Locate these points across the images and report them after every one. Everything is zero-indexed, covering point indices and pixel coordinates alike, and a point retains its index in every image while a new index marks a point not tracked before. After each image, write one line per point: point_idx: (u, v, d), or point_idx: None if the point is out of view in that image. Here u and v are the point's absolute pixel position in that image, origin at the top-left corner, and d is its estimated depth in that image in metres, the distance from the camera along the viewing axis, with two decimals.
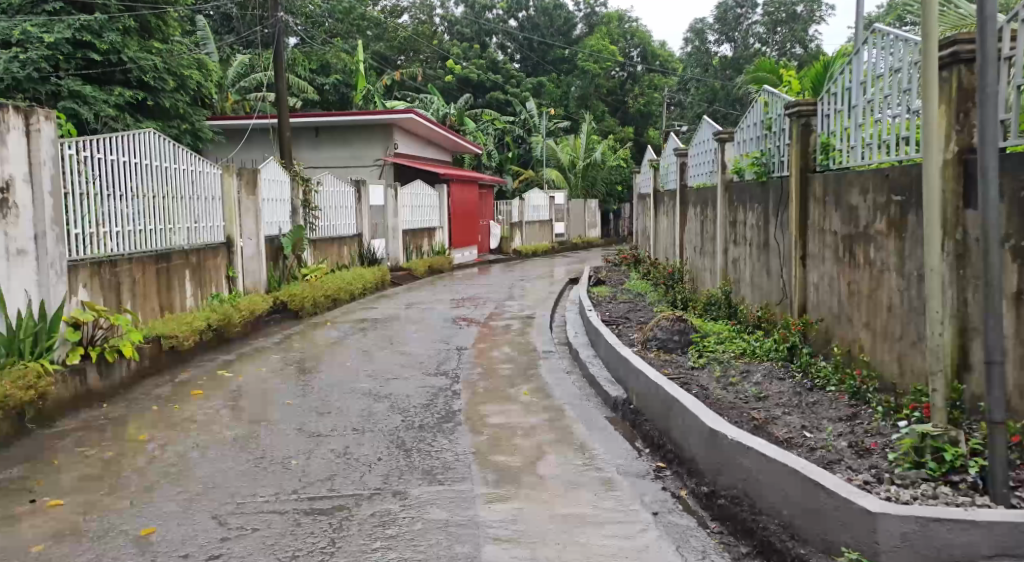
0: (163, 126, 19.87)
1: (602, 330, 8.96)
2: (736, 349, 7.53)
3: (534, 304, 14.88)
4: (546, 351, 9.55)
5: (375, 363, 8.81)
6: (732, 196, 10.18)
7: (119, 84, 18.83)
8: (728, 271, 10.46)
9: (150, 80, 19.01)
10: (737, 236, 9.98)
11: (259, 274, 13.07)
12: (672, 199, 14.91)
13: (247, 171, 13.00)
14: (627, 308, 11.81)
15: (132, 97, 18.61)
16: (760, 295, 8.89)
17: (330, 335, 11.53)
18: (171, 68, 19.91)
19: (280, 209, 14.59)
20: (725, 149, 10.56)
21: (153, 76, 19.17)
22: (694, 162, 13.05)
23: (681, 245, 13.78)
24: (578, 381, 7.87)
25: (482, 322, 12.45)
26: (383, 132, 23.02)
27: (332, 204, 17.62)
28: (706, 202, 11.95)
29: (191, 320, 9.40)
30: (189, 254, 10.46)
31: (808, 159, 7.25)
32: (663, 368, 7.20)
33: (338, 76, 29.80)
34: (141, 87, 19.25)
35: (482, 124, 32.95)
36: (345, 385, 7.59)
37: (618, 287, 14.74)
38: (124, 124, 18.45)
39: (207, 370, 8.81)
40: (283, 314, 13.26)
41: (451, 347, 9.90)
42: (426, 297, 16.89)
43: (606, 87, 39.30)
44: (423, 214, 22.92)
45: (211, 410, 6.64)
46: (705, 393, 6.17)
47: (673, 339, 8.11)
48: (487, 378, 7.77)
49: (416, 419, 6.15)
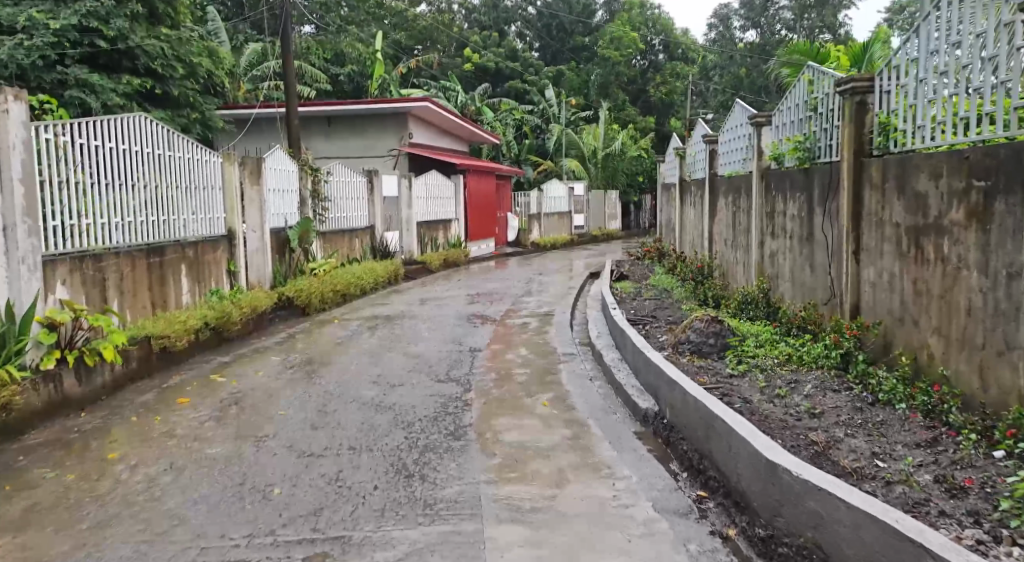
0: (173, 115, 19.25)
1: (628, 331, 8.22)
2: (780, 355, 6.79)
3: (553, 300, 14.15)
4: (567, 354, 8.81)
5: (381, 367, 8.11)
6: (769, 185, 9.40)
7: (127, 72, 18.18)
8: (765, 266, 9.69)
9: (158, 67, 18.34)
10: (775, 228, 9.21)
11: (264, 268, 12.45)
12: (700, 189, 14.15)
13: (252, 158, 12.22)
14: (653, 307, 11.04)
15: (140, 86, 17.96)
16: (804, 291, 8.13)
17: (337, 333, 10.85)
18: (181, 55, 19.16)
19: (287, 200, 13.90)
20: (760, 134, 9.78)
21: (162, 63, 18.50)
22: (726, 149, 12.27)
23: (709, 238, 13.01)
24: (603, 389, 7.14)
25: (499, 320, 11.73)
26: (398, 121, 22.33)
27: (343, 195, 16.93)
28: (738, 192, 11.17)
29: (186, 319, 8.74)
30: (186, 247, 9.77)
31: (863, 142, 6.49)
32: (699, 378, 6.46)
33: (353, 66, 29.09)
34: (150, 75, 18.61)
35: (500, 113, 32.19)
36: (346, 392, 6.90)
37: (642, 283, 13.99)
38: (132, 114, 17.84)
39: (202, 372, 8.12)
40: (289, 311, 12.58)
41: (464, 348, 9.19)
42: (440, 292, 16.20)
43: (627, 76, 38.44)
44: (439, 206, 22.21)
45: (196, 422, 5.88)
46: (749, 408, 5.44)
47: (707, 343, 7.36)
48: (502, 384, 7.05)
49: (422, 436, 5.46)
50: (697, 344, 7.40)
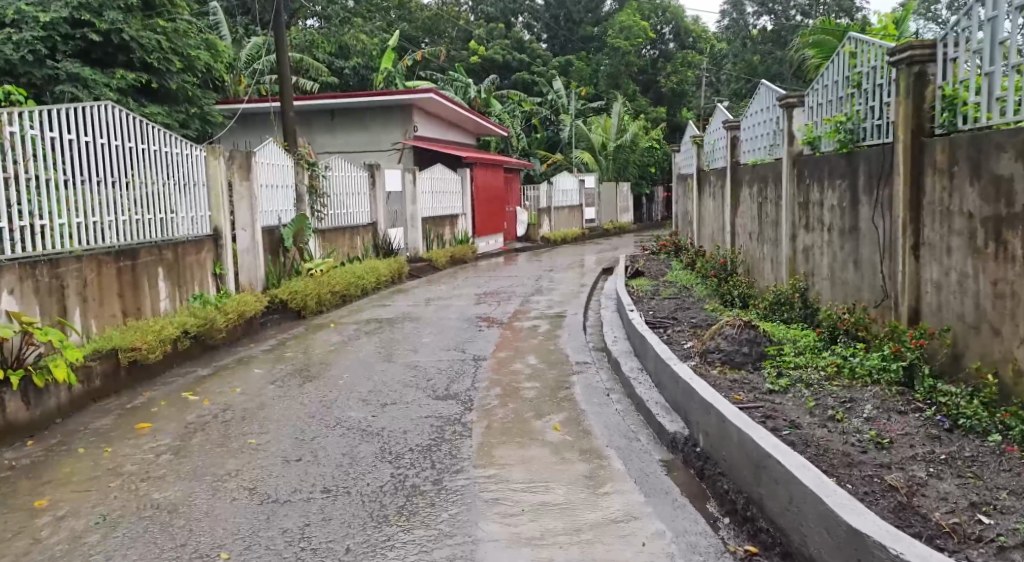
0: (170, 111, 18.44)
1: (650, 338, 7.35)
2: (829, 367, 5.94)
3: (564, 299, 13.29)
4: (581, 363, 7.96)
5: (376, 378, 7.28)
6: (804, 172, 8.52)
7: (122, 66, 17.24)
8: (798, 262, 8.81)
9: (154, 61, 17.43)
10: (810, 220, 8.32)
11: (255, 267, 11.62)
12: (720, 179, 13.22)
13: (241, 152, 11.33)
14: (673, 307, 10.16)
15: (135, 81, 17.03)
16: (850, 291, 7.28)
17: (331, 339, 10.02)
18: (179, 48, 18.33)
19: (280, 195, 13.04)
20: (792, 116, 8.90)
21: (158, 57, 17.61)
22: (748, 135, 11.44)
23: (733, 230, 12.10)
24: (623, 407, 6.27)
25: (506, 323, 10.89)
26: (401, 113, 21.47)
27: (343, 190, 16.09)
28: (765, 180, 10.29)
29: (162, 328, 7.91)
30: (163, 250, 8.85)
31: (922, 119, 5.65)
32: (736, 396, 5.61)
33: (358, 59, 28.26)
34: (146, 69, 17.69)
35: (509, 106, 31.27)
36: (331, 412, 6.07)
37: (660, 280, 13.12)
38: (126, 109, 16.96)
39: (176, 385, 7.27)
40: (283, 314, 11.76)
41: (469, 356, 8.35)
42: (445, 291, 15.37)
43: (637, 65, 37.42)
44: (445, 200, 21.37)
45: (152, 455, 5.08)
46: (799, 436, 4.59)
47: (740, 352, 6.52)
48: (508, 402, 6.20)
49: (411, 472, 4.63)
50: (729, 352, 6.54)
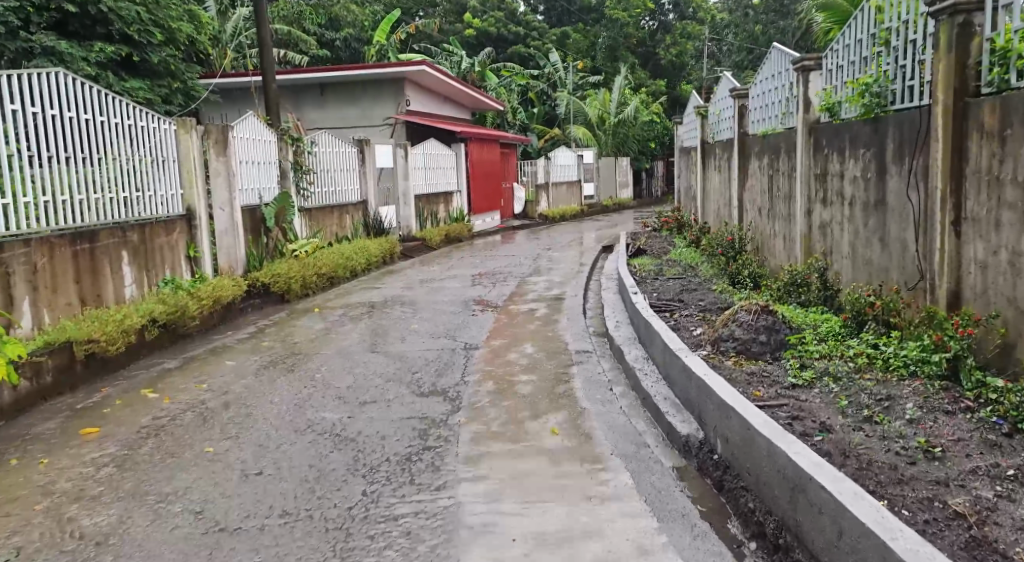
0: (152, 85, 17.71)
1: (656, 324, 6.70)
2: (859, 359, 5.33)
3: (563, 280, 12.65)
4: (581, 351, 7.32)
5: (359, 370, 6.66)
6: (823, 142, 7.88)
7: (100, 39, 16.62)
8: (816, 240, 8.18)
9: (134, 32, 16.77)
10: (830, 192, 7.71)
11: (235, 249, 10.97)
12: (727, 152, 12.59)
13: (218, 126, 10.64)
14: (679, 288, 9.53)
15: (114, 54, 16.40)
16: (877, 271, 6.66)
17: (314, 325, 9.39)
18: (159, 19, 17.56)
19: (261, 172, 12.36)
20: (810, 80, 8.27)
21: (137, 28, 16.93)
22: (756, 105, 10.98)
23: (740, 205, 11.48)
24: (629, 403, 5.66)
25: (502, 306, 10.25)
26: (393, 87, 20.73)
27: (330, 166, 15.41)
28: (779, 152, 9.64)
29: (125, 318, 7.26)
30: (127, 232, 8.20)
31: (966, 78, 5.12)
32: (755, 393, 4.99)
33: (349, 31, 27.47)
34: (126, 41, 17.05)
35: (504, 80, 30.50)
36: (303, 412, 5.43)
37: (662, 258, 12.50)
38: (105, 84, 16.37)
39: (140, 380, 6.62)
40: (265, 299, 11.13)
41: (461, 344, 7.73)
42: (439, 272, 14.71)
43: (636, 37, 36.59)
44: (439, 177, 20.70)
45: (94, 465, 4.46)
46: (835, 443, 3.98)
47: (756, 341, 5.89)
48: (502, 400, 5.57)
49: (387, 490, 4.01)
50: (745, 341, 5.92)
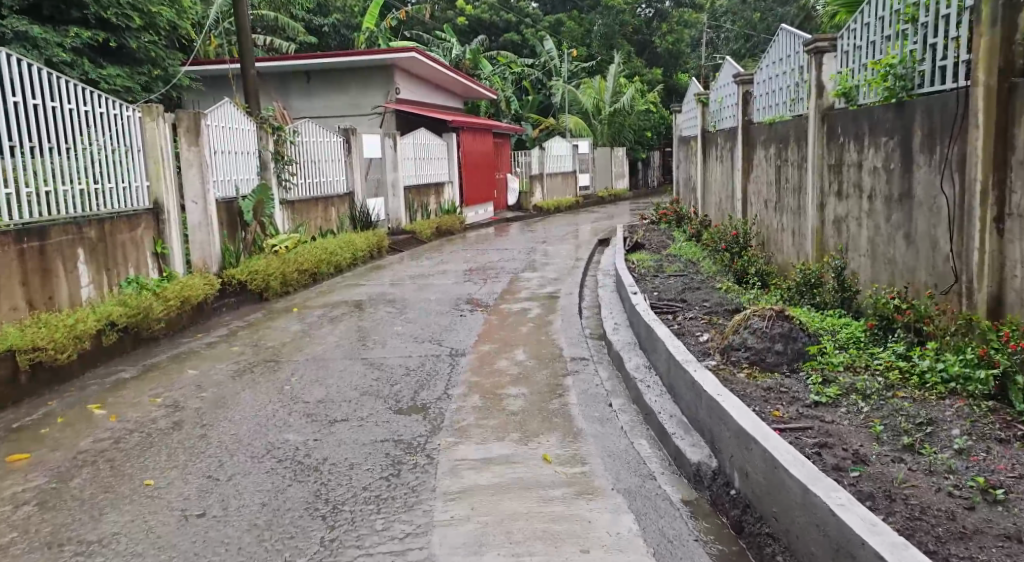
0: (131, 72, 17.06)
1: (659, 332, 6.07)
2: (890, 372, 4.74)
3: (558, 276, 12.06)
4: (577, 358, 6.73)
5: (333, 381, 6.06)
6: (838, 130, 7.29)
7: (76, 23, 16.03)
8: (830, 237, 7.59)
9: (111, 16, 16.13)
10: (847, 184, 7.11)
11: (210, 244, 10.37)
12: (730, 140, 12.00)
13: (189, 114, 10.03)
14: (680, 287, 8.94)
15: (90, 39, 15.73)
16: (901, 272, 6.07)
17: (290, 327, 8.78)
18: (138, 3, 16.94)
19: (238, 162, 11.75)
20: (823, 63, 7.67)
21: (115, 11, 16.29)
22: (762, 91, 10.42)
23: (745, 198, 10.90)
24: (631, 422, 5.05)
25: (492, 305, 9.67)
26: (383, 75, 20.04)
27: (314, 156, 14.79)
28: (787, 140, 9.06)
29: (78, 322, 6.63)
30: (83, 228, 7.60)
31: (1014, 55, 4.66)
32: (774, 414, 4.39)
33: (338, 17, 26.82)
34: (102, 26, 16.43)
35: (498, 68, 29.86)
36: (265, 430, 4.82)
37: (662, 253, 11.92)
38: (81, 71, 15.66)
39: (91, 390, 6.01)
40: (242, 298, 10.53)
41: (447, 350, 7.14)
42: (430, 266, 14.11)
43: (632, 25, 35.90)
44: (430, 167, 20.07)
45: (12, 500, 3.89)
46: (876, 480, 3.41)
47: (772, 351, 5.29)
48: (487, 419, 4.97)
49: (351, 539, 3.44)
50: (759, 351, 5.32)
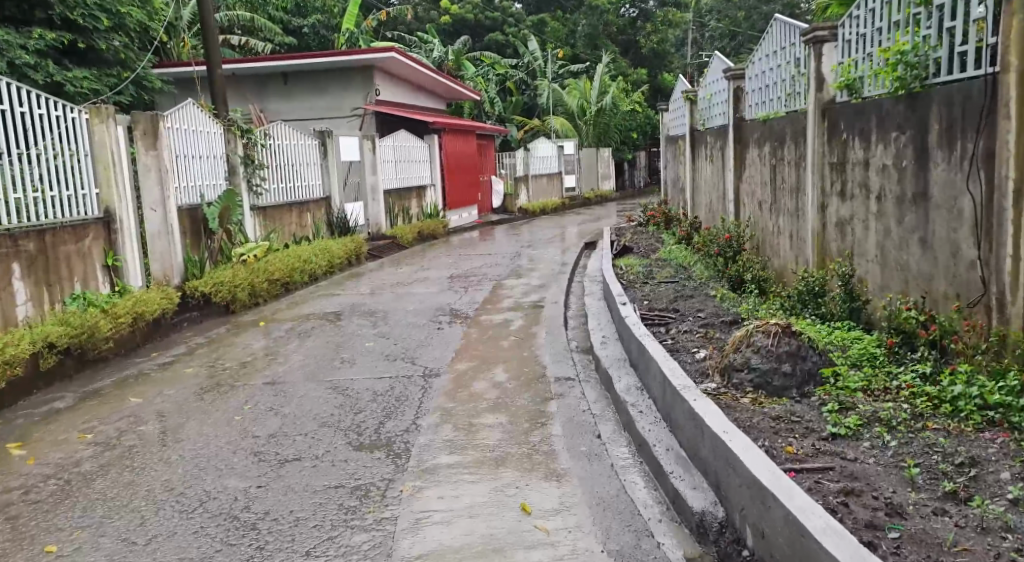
0: (100, 74, 16.37)
1: (653, 351, 5.48)
2: (916, 397, 4.19)
3: (543, 283, 11.47)
4: (561, 378, 6.14)
5: (289, 408, 5.45)
6: (841, 125, 6.73)
7: (41, 24, 15.44)
8: (832, 241, 7.03)
9: (77, 16, 15.49)
10: (852, 184, 6.56)
11: (171, 255, 9.77)
12: (721, 138, 11.43)
13: (145, 116, 9.47)
14: (672, 295, 8.37)
15: (54, 40, 15.13)
16: (914, 280, 5.52)
17: (254, 343, 8.15)
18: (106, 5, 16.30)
19: (203, 167, 11.12)
20: (823, 54, 7.09)
21: (81, 12, 15.64)
22: (754, 86, 9.87)
23: (739, 199, 10.35)
24: (622, 456, 4.47)
25: (472, 316, 9.06)
26: (362, 76, 19.39)
27: (288, 160, 14.15)
28: (783, 138, 8.50)
29: (9, 346, 6.03)
30: (19, 241, 7.08)
31: None
32: (787, 450, 3.80)
33: (317, 18, 26.16)
34: (69, 27, 15.80)
35: (481, 69, 29.22)
36: (203, 471, 4.23)
37: (651, 258, 11.36)
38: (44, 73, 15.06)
39: (18, 422, 5.40)
40: (206, 312, 9.91)
41: (419, 370, 6.54)
42: (410, 274, 13.50)
43: (617, 24, 35.36)
44: (411, 170, 19.45)
45: None
46: (921, 544, 2.92)
47: (779, 373, 4.70)
48: (458, 455, 4.38)
49: None
50: (764, 374, 4.74)
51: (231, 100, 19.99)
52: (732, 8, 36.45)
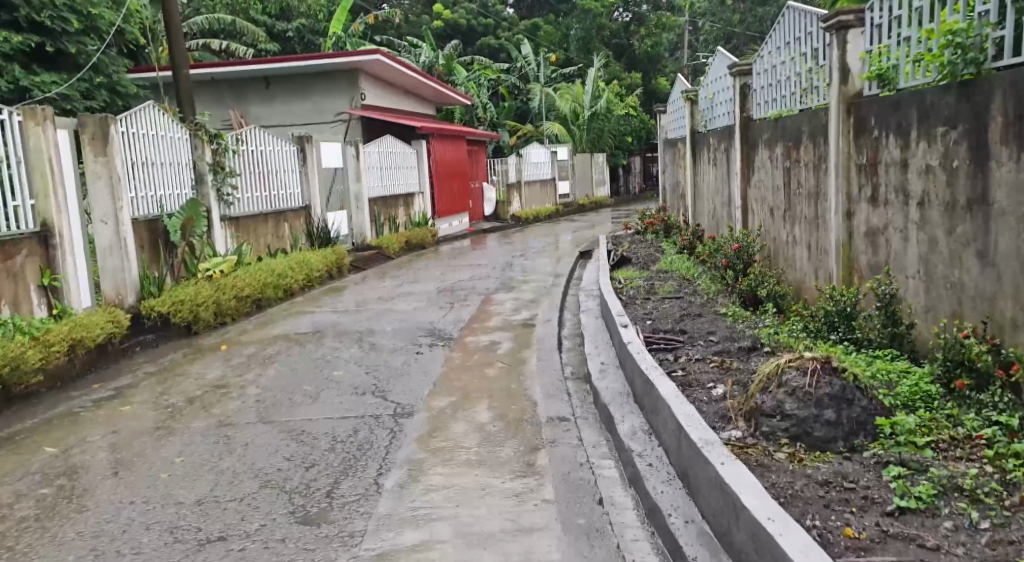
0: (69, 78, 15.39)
1: (662, 390, 4.60)
2: (1004, 457, 3.37)
3: (535, 297, 10.59)
4: (555, 418, 5.27)
5: (227, 461, 4.58)
6: (872, 120, 5.86)
7: (6, 26, 14.45)
8: (860, 252, 6.16)
9: (44, 19, 14.57)
10: (886, 187, 5.69)
11: (124, 273, 8.87)
12: (726, 139, 10.56)
13: (94, 119, 8.67)
14: (678, 313, 7.50)
15: (21, 44, 14.26)
16: (972, 302, 4.69)
17: (209, 372, 7.28)
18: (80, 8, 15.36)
19: (163, 175, 10.26)
20: (848, 41, 6.16)
21: (50, 14, 14.77)
22: (763, 82, 9.03)
23: (748, 204, 9.48)
24: (634, 533, 3.65)
25: (456, 337, 8.20)
26: (346, 79, 18.51)
27: (262, 167, 13.26)
28: (798, 137, 7.64)
29: None
30: None
31: None
32: (847, 533, 3.00)
33: (302, 21, 25.18)
34: (36, 30, 14.87)
35: (473, 73, 28.37)
36: (99, 558, 3.49)
37: (652, 269, 10.49)
38: (10, 78, 14.29)
39: None
40: (163, 334, 9.04)
41: (389, 406, 5.66)
42: (393, 288, 12.62)
43: (610, 28, 34.49)
44: (398, 176, 18.57)
45: None
46: None
47: (820, 421, 3.82)
48: (424, 533, 3.57)
49: None
50: (801, 422, 3.85)
51: (210, 105, 19.11)
52: (726, 11, 35.63)
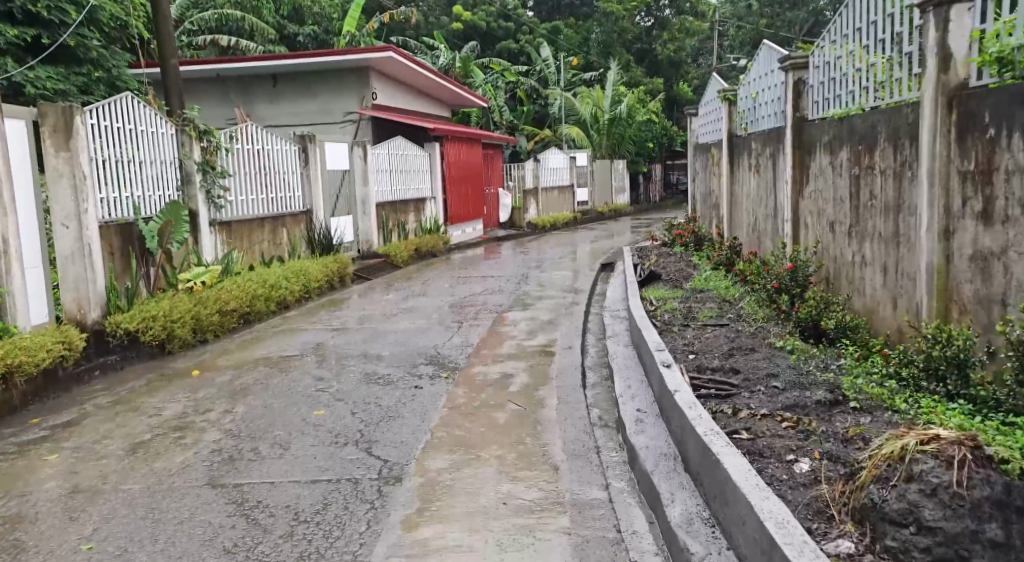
0: (65, 72, 14.28)
1: (731, 467, 3.41)
2: None
3: (553, 317, 9.41)
4: (581, 493, 4.09)
5: (144, 555, 3.52)
6: (987, 115, 4.68)
7: None
8: (960, 277, 4.95)
9: (41, 10, 13.46)
10: (1010, 197, 4.51)
11: (88, 282, 7.75)
12: (773, 143, 9.31)
13: (55, 108, 7.57)
14: (726, 346, 6.29)
15: (16, 37, 13.26)
16: None
17: (171, 406, 6.14)
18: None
19: (142, 174, 9.16)
20: (951, 19, 4.95)
21: (47, 4, 13.61)
22: (822, 78, 7.83)
23: (801, 216, 8.29)
24: None
25: (464, 366, 7.04)
26: (358, 77, 17.37)
27: (259, 167, 12.15)
28: (871, 138, 6.44)
29: None
30: None
31: None
32: None
33: (315, 28, 24.01)
34: (31, 21, 13.77)
35: (490, 75, 27.15)
36: None
37: (686, 288, 9.29)
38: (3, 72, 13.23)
39: None
40: (131, 355, 7.93)
41: (373, 466, 4.49)
42: (397, 301, 11.49)
43: (633, 33, 33.20)
44: (409, 180, 17.45)
45: None
46: None
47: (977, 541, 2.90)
48: None
49: None
50: (952, 540, 2.91)
51: (214, 102, 18.04)
52: (753, 15, 34.24)
